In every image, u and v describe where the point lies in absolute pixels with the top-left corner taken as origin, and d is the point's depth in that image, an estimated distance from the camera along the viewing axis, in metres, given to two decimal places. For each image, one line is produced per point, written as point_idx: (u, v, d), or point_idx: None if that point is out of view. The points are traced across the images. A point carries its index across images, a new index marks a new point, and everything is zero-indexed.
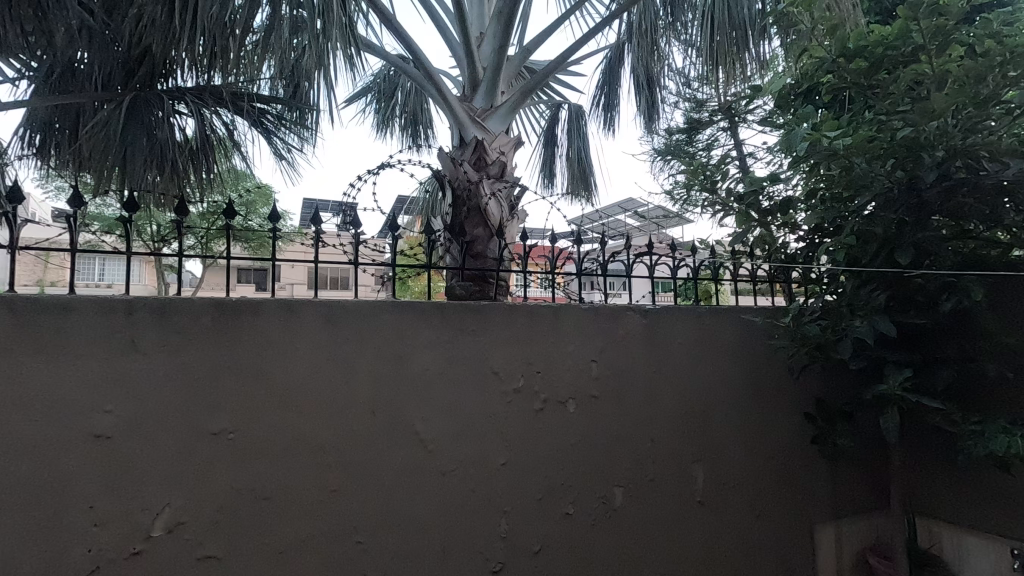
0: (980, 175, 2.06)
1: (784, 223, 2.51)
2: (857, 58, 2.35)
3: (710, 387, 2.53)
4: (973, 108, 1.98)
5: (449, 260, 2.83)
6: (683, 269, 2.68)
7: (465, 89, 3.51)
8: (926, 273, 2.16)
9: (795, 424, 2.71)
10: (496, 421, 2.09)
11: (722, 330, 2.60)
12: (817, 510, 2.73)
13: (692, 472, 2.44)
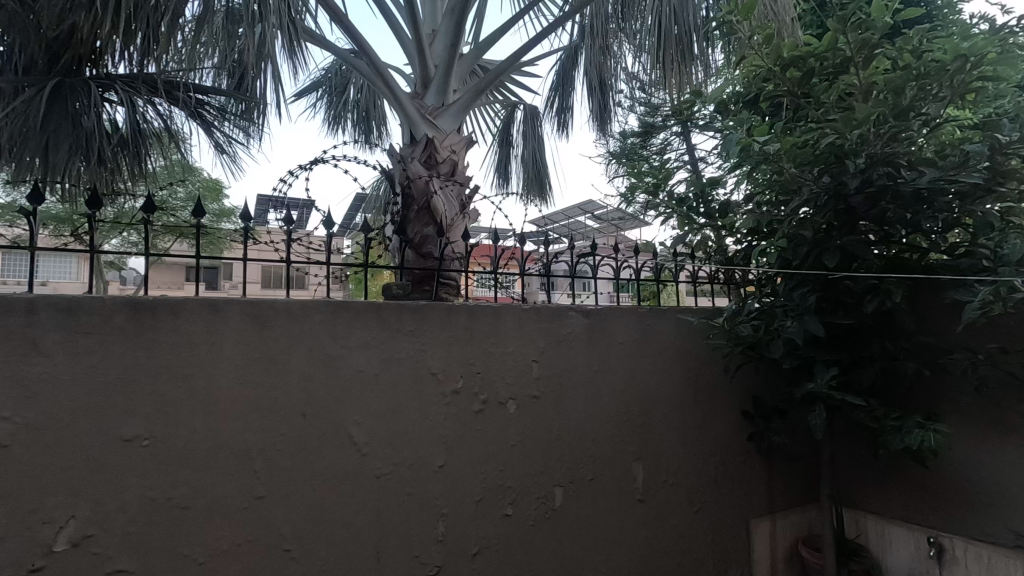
0: (899, 183, 2.14)
1: (723, 226, 2.59)
2: (791, 67, 2.43)
3: (651, 386, 2.58)
4: (894, 119, 2.07)
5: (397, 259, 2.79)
6: (626, 270, 2.72)
7: (416, 86, 3.44)
8: (850, 275, 2.25)
9: (732, 421, 2.78)
10: (434, 422, 2.06)
11: (663, 330, 2.65)
12: (753, 504, 2.81)
13: (632, 471, 2.47)
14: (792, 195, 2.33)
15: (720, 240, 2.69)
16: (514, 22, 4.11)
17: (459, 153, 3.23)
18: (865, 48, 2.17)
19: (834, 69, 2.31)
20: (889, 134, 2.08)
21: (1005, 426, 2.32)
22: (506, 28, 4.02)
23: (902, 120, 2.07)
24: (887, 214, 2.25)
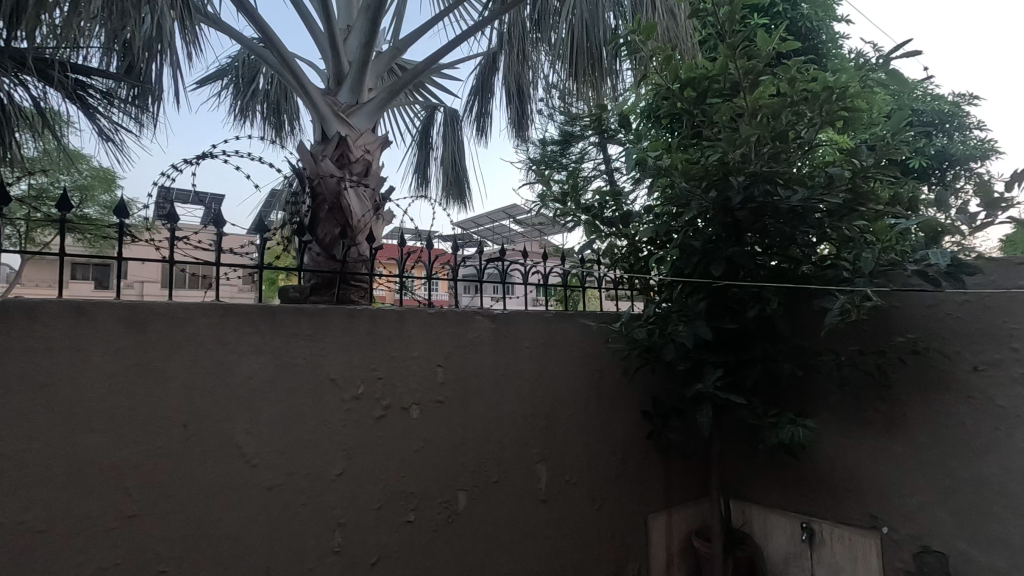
0: (776, 200, 2.35)
1: (625, 235, 2.72)
2: (687, 87, 2.59)
3: (556, 389, 2.65)
4: (773, 141, 2.27)
5: (309, 262, 2.73)
6: (535, 275, 2.80)
7: (330, 82, 3.25)
8: (734, 283, 2.43)
9: (633, 421, 2.92)
10: (331, 430, 1.99)
11: (568, 335, 2.73)
12: (651, 500, 2.96)
13: (536, 472, 2.53)
14: (685, 208, 2.49)
15: (623, 248, 2.82)
16: (433, 24, 4.08)
17: (372, 153, 3.06)
18: (751, 74, 2.36)
19: (725, 91, 2.49)
20: (767, 155, 2.27)
21: (863, 420, 2.60)
22: (424, 30, 3.98)
23: (778, 143, 2.27)
24: (768, 227, 2.45)
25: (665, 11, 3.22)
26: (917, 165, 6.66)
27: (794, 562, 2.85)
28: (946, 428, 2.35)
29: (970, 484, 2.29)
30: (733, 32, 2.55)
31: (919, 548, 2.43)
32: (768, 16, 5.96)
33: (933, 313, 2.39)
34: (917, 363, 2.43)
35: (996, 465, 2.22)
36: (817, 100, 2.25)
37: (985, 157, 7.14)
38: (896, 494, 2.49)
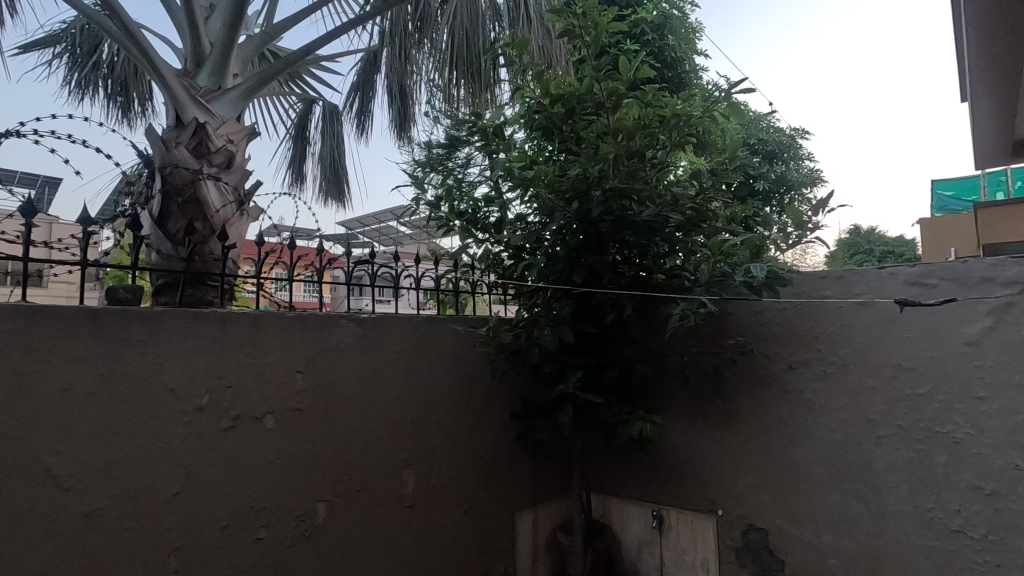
0: (630, 215, 2.55)
1: (497, 240, 2.80)
2: (558, 103, 2.73)
3: (425, 394, 2.64)
4: (629, 159, 2.47)
5: (159, 260, 2.41)
6: (408, 279, 2.78)
7: (187, 62, 2.85)
8: (593, 291, 2.61)
9: (502, 423, 2.99)
10: (168, 446, 1.81)
11: (439, 339, 2.74)
12: (518, 499, 3.05)
13: (402, 479, 2.50)
14: (550, 217, 2.63)
15: (497, 254, 2.89)
16: (310, 12, 3.87)
17: (236, 143, 2.74)
18: (613, 96, 2.55)
19: (590, 109, 2.66)
20: (622, 172, 2.47)
21: (704, 414, 2.89)
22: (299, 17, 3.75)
23: (632, 162, 2.47)
24: (625, 239, 2.66)
25: (541, 29, 3.33)
26: (759, 189, 7.60)
27: (646, 548, 3.09)
28: (767, 419, 2.69)
29: (784, 467, 2.64)
30: (599, 54, 2.72)
31: (746, 526, 2.75)
32: (638, 43, 6.48)
33: (758, 319, 2.73)
34: (747, 362, 2.75)
35: (803, 450, 2.59)
36: (666, 126, 2.48)
37: (811, 185, 8.31)
38: (729, 480, 2.81)
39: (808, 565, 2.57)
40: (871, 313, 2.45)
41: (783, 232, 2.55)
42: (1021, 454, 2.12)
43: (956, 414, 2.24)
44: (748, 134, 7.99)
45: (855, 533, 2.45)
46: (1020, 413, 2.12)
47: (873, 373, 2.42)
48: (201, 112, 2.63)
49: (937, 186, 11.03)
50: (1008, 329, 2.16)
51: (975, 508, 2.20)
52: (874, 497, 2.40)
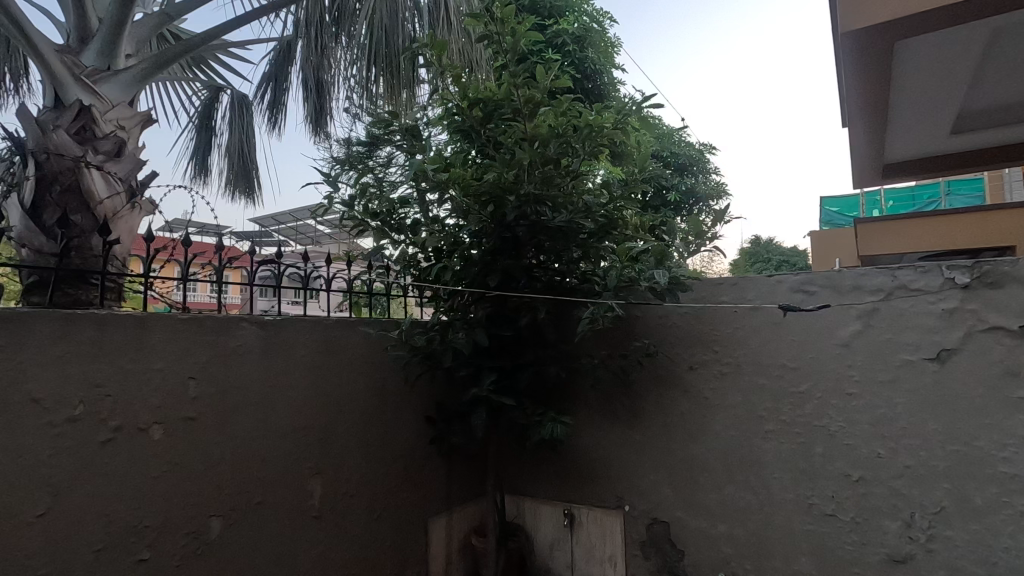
0: (543, 220, 2.61)
1: (413, 242, 2.77)
2: (476, 107, 2.74)
3: (334, 399, 2.55)
4: (543, 166, 2.53)
5: (30, 255, 2.17)
6: (318, 280, 2.68)
7: (70, 36, 2.56)
8: (507, 295, 2.65)
9: (417, 427, 2.95)
10: (32, 462, 1.63)
11: (350, 342, 2.66)
12: (432, 504, 3.02)
13: (308, 488, 2.39)
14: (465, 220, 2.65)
15: (413, 255, 2.86)
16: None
17: (128, 130, 2.49)
18: (530, 103, 2.60)
19: (508, 115, 2.70)
20: (536, 178, 2.53)
21: (613, 415, 3.00)
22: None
23: (546, 169, 2.54)
24: (540, 243, 2.72)
25: (461, 31, 3.32)
26: (671, 199, 8.05)
27: (558, 546, 3.16)
28: (671, 418, 2.84)
29: (685, 462, 2.80)
30: (518, 61, 2.76)
31: (650, 520, 2.88)
32: (560, 53, 6.67)
33: (663, 322, 2.87)
34: (652, 364, 2.89)
35: (702, 445, 2.75)
36: (579, 136, 2.57)
37: (718, 196, 8.90)
38: (635, 477, 2.93)
39: (705, 554, 2.74)
40: (761, 317, 2.65)
41: (685, 241, 2.69)
42: (883, 444, 2.36)
43: (831, 409, 2.47)
44: (662, 147, 8.46)
45: (746, 522, 2.64)
46: (882, 407, 2.37)
47: (763, 373, 2.62)
48: (88, 95, 2.37)
49: (826, 202, 12.22)
50: (874, 331, 2.40)
51: (845, 493, 2.43)
52: (762, 487, 2.60)
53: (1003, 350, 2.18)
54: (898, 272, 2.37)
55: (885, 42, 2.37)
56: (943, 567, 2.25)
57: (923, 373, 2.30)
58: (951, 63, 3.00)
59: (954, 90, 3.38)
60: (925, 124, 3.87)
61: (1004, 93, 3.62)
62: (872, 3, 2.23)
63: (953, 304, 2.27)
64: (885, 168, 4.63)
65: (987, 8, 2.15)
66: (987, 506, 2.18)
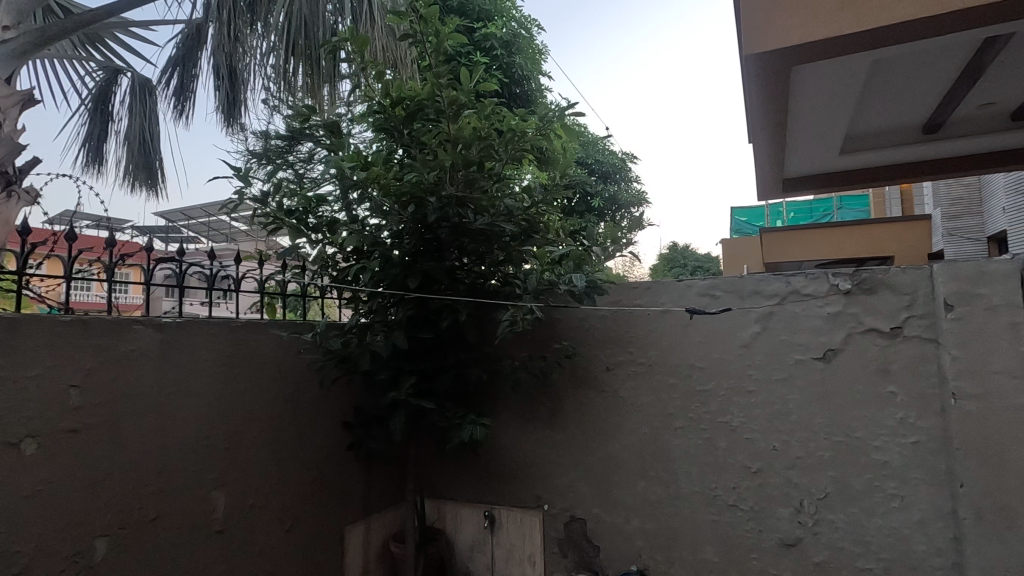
0: (464, 222, 2.61)
1: (332, 242, 2.68)
2: (399, 105, 2.70)
3: (242, 406, 2.41)
4: (465, 169, 2.53)
5: None
6: (225, 280, 2.53)
7: None
8: (428, 297, 2.63)
9: (333, 433, 2.85)
10: None
11: (261, 346, 2.52)
12: (349, 511, 2.93)
13: (210, 501, 2.25)
14: (385, 220, 2.61)
15: (331, 256, 2.76)
16: None
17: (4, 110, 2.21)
18: (455, 105, 2.59)
19: (431, 116, 2.68)
20: (458, 181, 2.53)
21: (534, 415, 3.04)
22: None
23: (468, 172, 2.55)
24: (463, 245, 2.73)
25: (384, 28, 3.22)
26: (595, 205, 8.31)
27: (479, 548, 3.17)
28: (588, 417, 2.92)
29: (601, 460, 2.89)
30: (442, 62, 2.74)
31: (568, 518, 2.95)
32: (489, 56, 6.71)
33: (582, 324, 2.95)
34: (572, 365, 2.96)
35: (617, 443, 2.86)
36: (502, 140, 2.59)
37: (639, 204, 9.29)
38: (554, 476, 2.99)
39: (618, 548, 2.84)
40: (672, 320, 2.79)
41: (603, 246, 2.79)
42: (777, 437, 2.56)
43: (733, 406, 2.64)
44: (587, 154, 8.74)
45: (656, 515, 2.76)
46: (777, 403, 2.56)
47: (673, 372, 2.76)
48: None
49: (737, 212, 13.10)
50: (770, 332, 2.60)
51: (744, 484, 2.60)
52: (671, 481, 2.74)
53: (878, 350, 2.42)
54: (792, 278, 2.57)
55: (783, 67, 2.57)
56: (828, 548, 2.47)
57: (812, 371, 2.51)
58: (840, 89, 3.30)
59: (843, 114, 3.72)
60: (818, 144, 4.24)
61: (883, 119, 4.03)
62: (772, 28, 2.40)
63: (837, 308, 2.49)
64: (786, 182, 5.03)
65: (865, 42, 2.38)
66: (863, 490, 2.42)
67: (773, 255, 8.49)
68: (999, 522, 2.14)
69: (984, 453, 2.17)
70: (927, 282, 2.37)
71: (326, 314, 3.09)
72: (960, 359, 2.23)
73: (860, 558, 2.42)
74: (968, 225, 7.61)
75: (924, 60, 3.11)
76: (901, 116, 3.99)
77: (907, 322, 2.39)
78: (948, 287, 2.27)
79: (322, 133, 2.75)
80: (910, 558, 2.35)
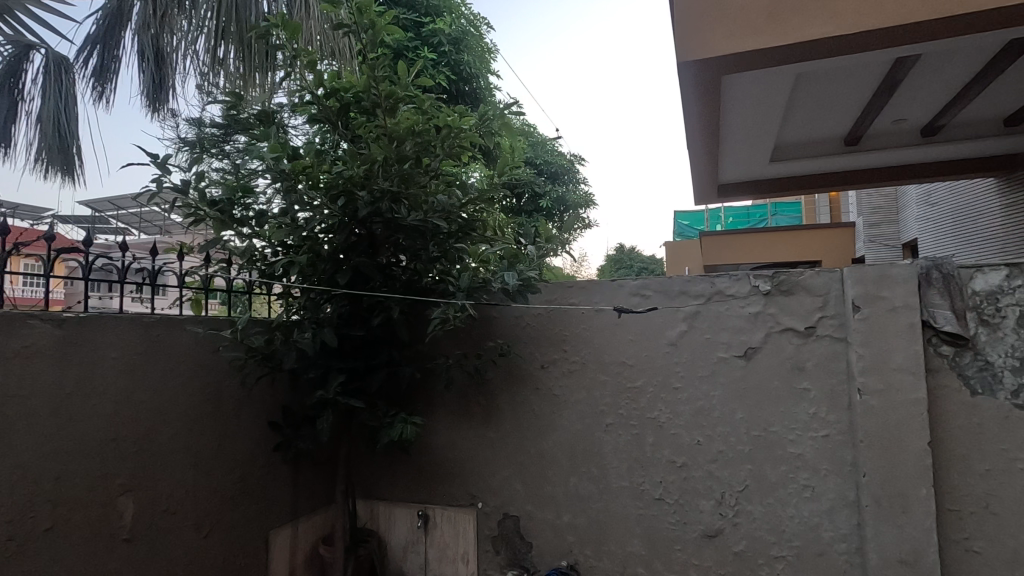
0: (396, 217, 2.58)
1: (259, 236, 2.58)
2: (333, 97, 2.63)
3: (155, 407, 2.28)
4: (398, 163, 2.51)
5: None
6: (139, 274, 2.38)
7: None
8: (359, 293, 2.58)
9: (257, 433, 2.75)
10: None
11: (178, 343, 2.40)
12: (275, 515, 2.83)
13: (117, 508, 2.12)
14: (314, 214, 2.55)
15: (261, 250, 2.67)
16: None
17: None
18: (392, 99, 2.56)
19: (367, 109, 2.63)
20: (391, 176, 2.51)
21: (468, 414, 3.03)
22: None
23: (401, 167, 2.52)
24: (397, 241, 2.69)
25: (321, 17, 3.08)
26: (544, 206, 8.40)
27: (411, 548, 3.14)
28: (522, 415, 2.94)
29: (535, 457, 2.91)
30: (379, 54, 2.70)
31: (501, 515, 2.96)
32: (435, 53, 6.64)
33: (516, 323, 2.96)
34: (506, 363, 2.97)
35: (550, 440, 2.89)
36: (437, 136, 2.58)
37: (586, 206, 9.42)
38: (487, 474, 2.99)
39: (550, 544, 2.87)
40: (603, 319, 2.84)
41: (536, 246, 2.81)
42: (701, 432, 2.65)
43: (661, 402, 2.71)
44: (534, 155, 8.83)
45: (587, 511, 2.81)
46: (701, 399, 2.66)
47: (604, 370, 2.81)
48: None
49: (678, 216, 13.58)
50: (696, 331, 2.69)
51: (670, 478, 2.68)
52: (601, 476, 2.79)
53: (793, 348, 2.55)
54: (716, 279, 2.67)
55: (713, 76, 2.66)
56: (745, 537, 2.58)
57: (733, 369, 2.62)
58: (767, 99, 3.45)
59: (771, 124, 3.90)
60: (749, 152, 4.44)
61: (807, 130, 4.25)
62: (702, 37, 2.48)
63: (757, 308, 2.61)
64: (720, 188, 5.25)
65: (788, 56, 2.49)
66: (778, 482, 2.54)
67: (711, 256, 8.94)
68: (895, 508, 2.30)
69: (884, 445, 2.33)
70: (838, 284, 2.51)
71: (255, 309, 2.98)
72: (865, 357, 2.38)
73: (774, 546, 2.54)
74: (885, 232, 8.16)
75: (843, 75, 3.30)
76: (824, 128, 4.22)
77: (819, 322, 2.53)
78: (855, 289, 2.42)
79: (256, 124, 2.69)
80: (819, 545, 2.49)
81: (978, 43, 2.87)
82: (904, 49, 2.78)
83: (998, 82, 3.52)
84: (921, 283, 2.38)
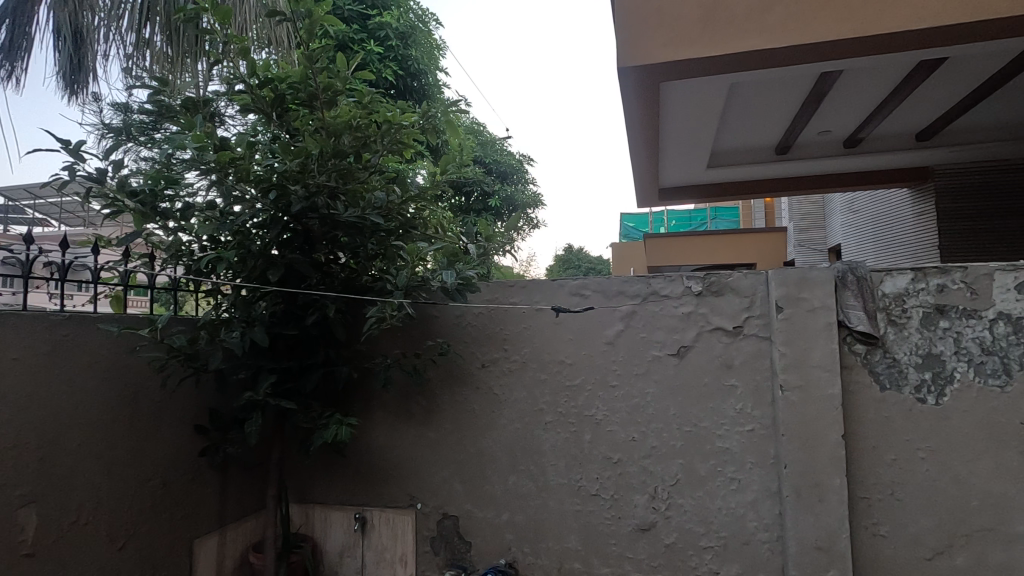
0: (332, 213, 2.51)
1: (185, 229, 2.45)
2: (268, 86, 2.52)
3: (63, 411, 2.13)
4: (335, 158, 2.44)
5: None
6: (47, 269, 2.19)
7: None
8: (291, 291, 2.49)
9: (181, 438, 2.61)
10: None
11: (90, 342, 2.25)
12: (200, 522, 2.70)
13: (18, 520, 1.96)
14: (245, 208, 2.44)
15: (187, 245, 2.53)
16: None
17: None
18: (330, 91, 2.48)
19: (304, 101, 2.54)
20: (328, 170, 2.44)
21: (407, 414, 2.99)
22: None
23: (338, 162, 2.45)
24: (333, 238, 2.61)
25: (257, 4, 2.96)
26: (492, 205, 8.40)
27: (348, 552, 3.06)
28: (462, 414, 2.93)
29: (475, 456, 2.91)
30: (319, 44, 2.61)
31: (441, 515, 2.94)
32: (382, 46, 6.52)
33: (457, 322, 2.95)
34: (446, 363, 2.95)
35: (490, 439, 2.89)
36: (378, 132, 2.52)
37: (535, 206, 9.49)
38: (426, 474, 2.96)
39: (488, 542, 2.87)
40: (543, 319, 2.87)
41: (477, 245, 2.81)
42: (636, 428, 2.72)
43: (598, 400, 2.77)
44: (483, 153, 8.82)
45: (525, 509, 2.83)
46: (636, 396, 2.73)
47: (544, 368, 2.84)
48: None
49: (624, 218, 13.95)
50: (632, 330, 2.76)
51: (606, 474, 2.74)
52: (540, 474, 2.82)
53: (722, 347, 2.66)
54: (652, 280, 2.75)
55: (650, 82, 2.74)
56: (676, 530, 2.66)
57: (666, 366, 2.71)
58: (704, 107, 3.58)
59: (707, 131, 4.05)
60: (688, 157, 4.59)
61: (742, 137, 4.44)
62: (640, 45, 2.54)
63: (689, 308, 2.70)
64: (661, 192, 5.40)
65: (720, 66, 2.59)
66: (707, 475, 2.64)
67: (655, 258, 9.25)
68: (813, 497, 2.44)
69: (803, 437, 2.47)
70: (763, 286, 2.63)
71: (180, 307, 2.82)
72: (786, 355, 2.51)
73: (703, 538, 2.64)
74: (813, 237, 8.67)
75: (773, 87, 3.47)
76: (757, 137, 4.43)
77: (746, 321, 2.64)
78: (779, 290, 2.55)
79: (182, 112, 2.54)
80: (744, 534, 2.60)
81: (891, 63, 3.08)
82: (826, 65, 2.96)
83: (910, 100, 3.79)
84: (837, 285, 2.53)
